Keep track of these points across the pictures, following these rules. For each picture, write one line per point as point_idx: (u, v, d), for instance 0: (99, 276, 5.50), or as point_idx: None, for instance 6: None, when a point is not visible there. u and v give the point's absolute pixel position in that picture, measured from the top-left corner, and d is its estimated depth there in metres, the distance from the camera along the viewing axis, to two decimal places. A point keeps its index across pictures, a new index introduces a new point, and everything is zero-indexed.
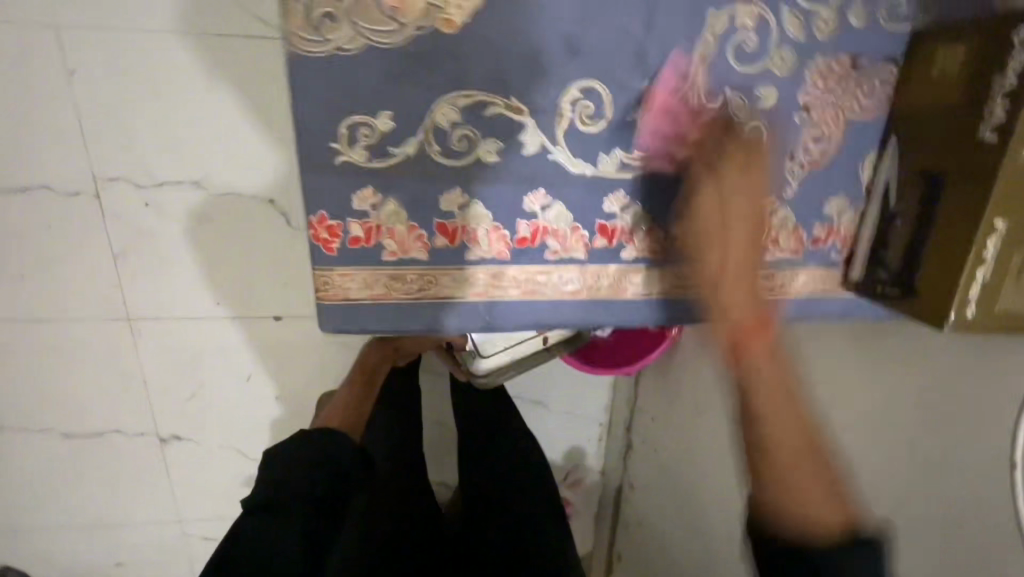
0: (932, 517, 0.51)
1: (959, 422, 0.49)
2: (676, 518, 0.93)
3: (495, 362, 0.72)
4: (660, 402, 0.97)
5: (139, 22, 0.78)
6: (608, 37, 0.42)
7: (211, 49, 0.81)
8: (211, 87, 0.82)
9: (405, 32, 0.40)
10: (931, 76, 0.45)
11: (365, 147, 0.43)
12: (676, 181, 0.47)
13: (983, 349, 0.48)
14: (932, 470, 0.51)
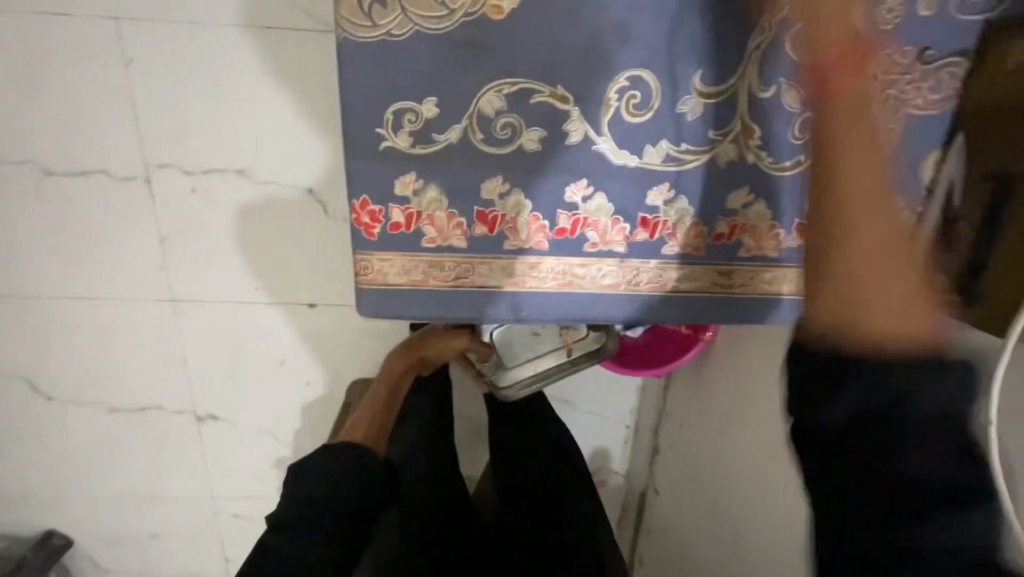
0: None
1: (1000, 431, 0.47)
2: (701, 520, 0.90)
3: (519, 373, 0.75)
4: (691, 405, 0.95)
5: (193, 12, 0.81)
6: (659, 23, 0.41)
7: (258, 40, 0.82)
8: (257, 77, 0.84)
9: (454, 18, 0.40)
10: (1004, 69, 0.42)
11: (410, 133, 0.43)
12: (723, 175, 0.46)
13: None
14: None
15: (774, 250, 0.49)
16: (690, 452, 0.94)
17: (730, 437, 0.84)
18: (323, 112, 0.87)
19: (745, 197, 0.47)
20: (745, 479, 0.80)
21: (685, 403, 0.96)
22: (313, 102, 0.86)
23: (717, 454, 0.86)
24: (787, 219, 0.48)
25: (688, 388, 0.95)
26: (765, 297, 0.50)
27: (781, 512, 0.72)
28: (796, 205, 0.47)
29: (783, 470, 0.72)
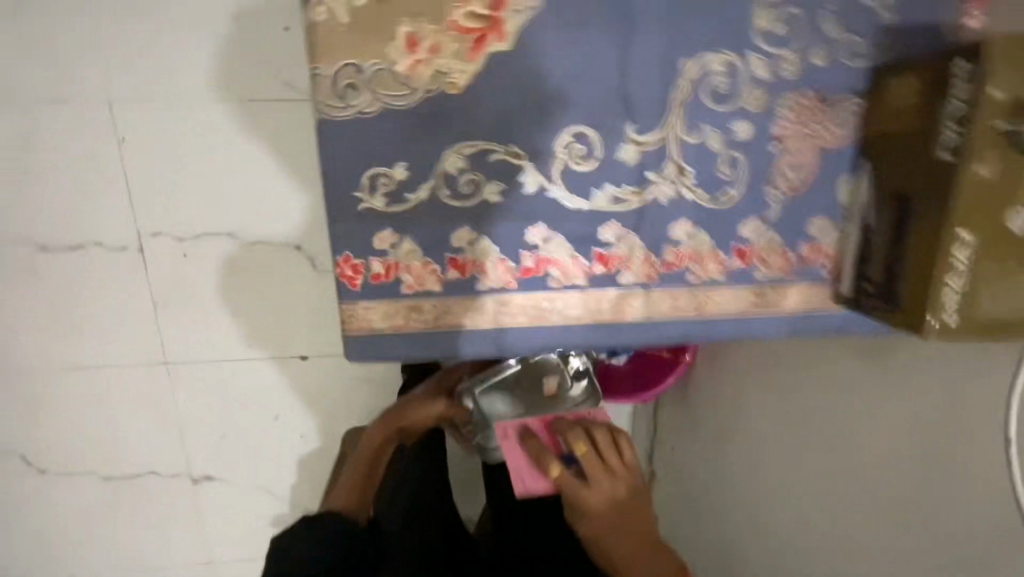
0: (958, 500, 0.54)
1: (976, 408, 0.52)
2: (705, 531, 0.92)
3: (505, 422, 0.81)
4: (681, 424, 0.98)
5: (182, 94, 0.88)
6: (594, 87, 0.48)
7: (245, 114, 0.90)
8: (245, 147, 0.91)
9: (416, 95, 0.46)
10: (893, 106, 0.49)
11: (384, 194, 0.49)
12: (665, 211, 0.52)
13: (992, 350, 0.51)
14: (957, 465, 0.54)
15: (719, 272, 0.54)
16: (685, 467, 0.97)
17: (726, 450, 0.87)
18: (309, 174, 0.93)
19: (687, 228, 0.53)
20: (746, 490, 0.82)
21: (675, 423, 1.00)
22: (300, 166, 0.93)
23: (715, 467, 0.89)
24: (727, 244, 0.53)
25: (678, 409, 0.99)
26: (717, 316, 0.55)
27: (785, 516, 0.75)
28: (733, 233, 0.53)
29: (783, 478, 0.75)
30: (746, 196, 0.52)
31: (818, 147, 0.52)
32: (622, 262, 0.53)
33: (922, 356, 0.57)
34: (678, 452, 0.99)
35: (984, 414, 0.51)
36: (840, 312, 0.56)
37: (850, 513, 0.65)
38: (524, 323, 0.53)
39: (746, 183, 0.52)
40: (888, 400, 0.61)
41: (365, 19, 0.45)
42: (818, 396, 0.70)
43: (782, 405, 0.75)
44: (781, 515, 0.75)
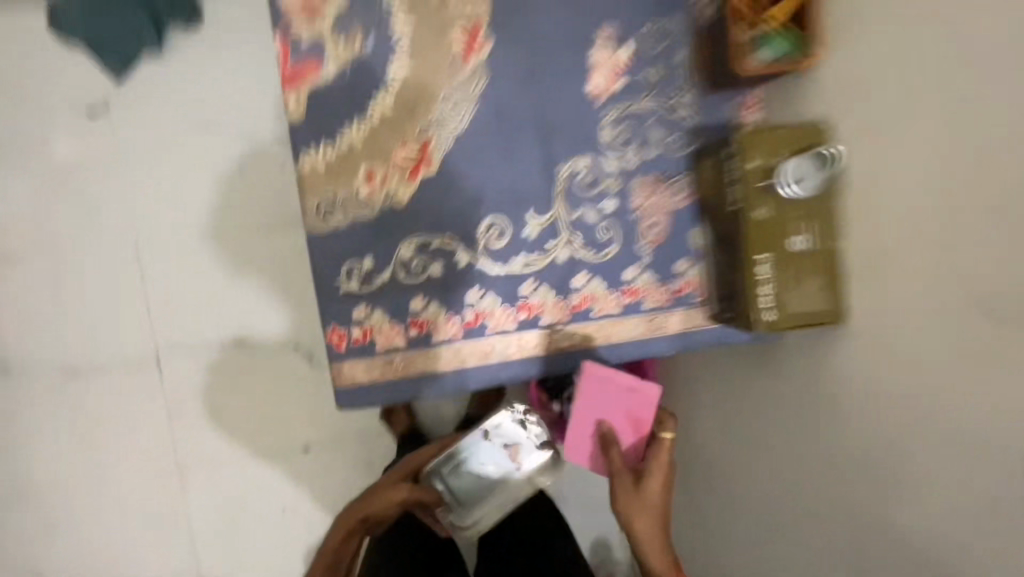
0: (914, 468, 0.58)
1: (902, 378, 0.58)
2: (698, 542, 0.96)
3: (480, 507, 0.84)
4: None
5: (196, 247, 1.19)
6: (496, 188, 0.69)
7: (243, 254, 1.20)
8: (242, 278, 1.21)
9: (374, 208, 0.67)
10: (705, 174, 0.69)
11: (358, 278, 0.67)
12: (565, 267, 0.71)
13: (903, 324, 0.58)
14: (905, 437, 0.58)
15: (615, 307, 0.72)
16: None
17: (704, 462, 0.92)
18: (295, 289, 1.21)
19: (584, 278, 0.71)
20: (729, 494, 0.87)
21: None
22: (288, 285, 1.21)
23: (695, 477, 0.95)
24: (617, 286, 0.72)
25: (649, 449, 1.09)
26: (620, 341, 0.73)
27: (772, 509, 0.78)
28: (619, 279, 0.72)
29: (767, 473, 0.79)
30: (622, 250, 0.72)
31: (668, 209, 0.72)
32: (541, 308, 0.71)
33: (809, 378, 0.70)
34: None
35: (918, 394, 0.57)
36: (712, 325, 0.73)
37: (835, 492, 0.68)
38: (473, 363, 0.70)
39: (620, 240, 0.71)
40: (806, 420, 0.71)
41: (332, 165, 0.66)
42: (775, 392, 0.75)
43: (744, 406, 0.81)
44: (772, 511, 0.79)
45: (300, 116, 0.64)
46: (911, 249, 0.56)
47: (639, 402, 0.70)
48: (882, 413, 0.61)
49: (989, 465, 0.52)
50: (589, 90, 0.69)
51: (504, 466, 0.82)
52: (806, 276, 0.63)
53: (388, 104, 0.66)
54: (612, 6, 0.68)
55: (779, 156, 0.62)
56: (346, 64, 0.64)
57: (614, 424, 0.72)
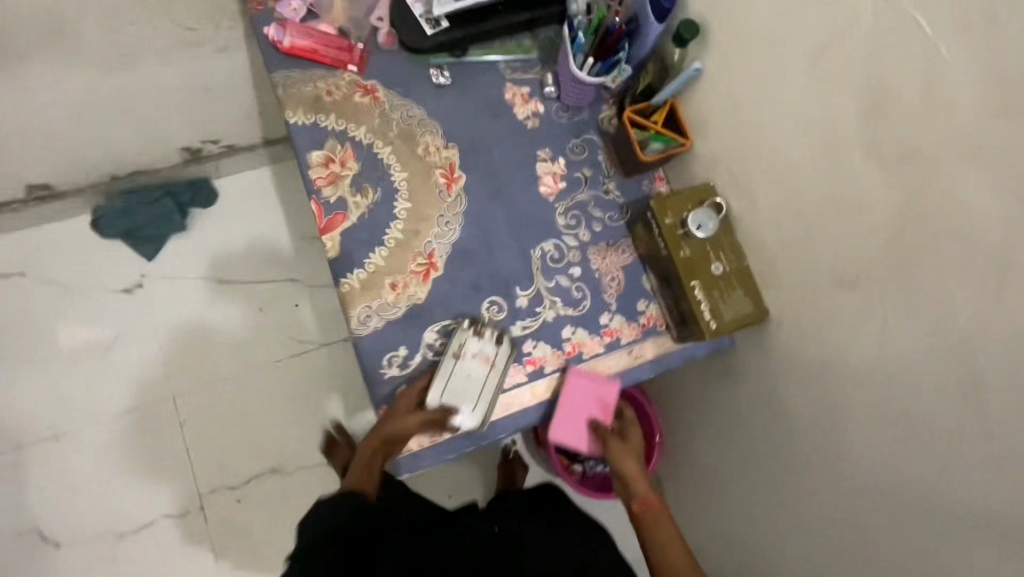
0: (862, 416, 0.75)
1: (828, 346, 0.78)
2: (734, 541, 1.09)
3: (480, 410, 0.86)
4: (680, 468, 1.22)
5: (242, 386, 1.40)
6: (489, 276, 0.90)
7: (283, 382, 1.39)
8: None
9: (399, 307, 0.87)
10: (640, 235, 0.92)
11: (397, 364, 0.86)
12: (553, 324, 0.90)
13: (814, 307, 0.79)
14: (847, 390, 0.76)
15: (600, 347, 0.91)
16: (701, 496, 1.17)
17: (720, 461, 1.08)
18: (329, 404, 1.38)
19: (571, 329, 0.91)
20: (746, 484, 1.02)
21: (680, 491, 1.24)
22: None
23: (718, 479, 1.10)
24: (597, 331, 0.91)
25: (676, 480, 1.24)
26: (612, 373, 0.91)
27: (779, 486, 0.94)
28: (597, 325, 0.91)
29: (768, 454, 0.95)
30: (594, 302, 0.92)
31: (620, 264, 0.94)
32: (544, 361, 0.89)
33: (771, 375, 0.90)
34: (683, 494, 1.23)
35: (837, 358, 0.77)
36: (678, 345, 0.92)
37: (813, 453, 0.85)
38: (502, 417, 0.88)
39: (590, 295, 0.92)
40: (777, 400, 0.90)
41: (363, 282, 0.87)
42: (752, 385, 0.95)
43: (737, 404, 1.00)
44: (779, 489, 0.94)
45: (336, 255, 0.87)
46: (796, 269, 0.80)
47: (608, 389, 0.89)
48: (824, 382, 0.80)
49: (904, 400, 0.68)
50: (541, 194, 0.94)
51: (482, 375, 0.86)
52: (732, 292, 0.85)
53: (399, 231, 0.88)
54: (544, 136, 0.96)
55: (686, 210, 0.86)
56: (364, 211, 0.88)
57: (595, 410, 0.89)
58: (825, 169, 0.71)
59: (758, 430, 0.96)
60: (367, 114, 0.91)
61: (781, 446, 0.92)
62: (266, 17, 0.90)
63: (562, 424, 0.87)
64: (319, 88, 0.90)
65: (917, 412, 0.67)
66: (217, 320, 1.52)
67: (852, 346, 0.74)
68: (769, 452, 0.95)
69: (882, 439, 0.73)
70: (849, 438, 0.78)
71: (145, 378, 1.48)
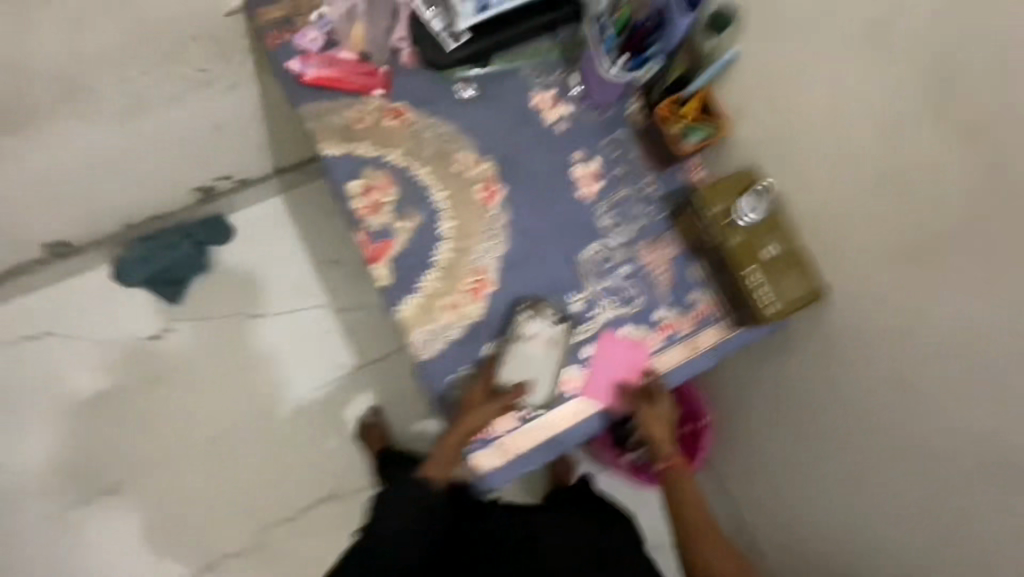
0: (935, 382, 0.76)
1: (890, 317, 0.79)
2: (792, 520, 1.11)
3: (542, 386, 0.87)
4: (727, 455, 1.24)
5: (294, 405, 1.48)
6: (541, 286, 0.90)
7: None
8: None
9: (456, 326, 0.87)
10: (685, 226, 0.92)
11: (462, 384, 0.87)
12: (610, 325, 0.91)
13: (873, 282, 0.79)
14: (915, 360, 0.78)
15: (657, 344, 0.91)
16: (752, 480, 1.18)
17: (774, 441, 1.09)
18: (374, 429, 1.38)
19: (628, 328, 0.91)
20: (805, 463, 1.03)
21: (729, 476, 1.26)
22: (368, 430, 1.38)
23: (771, 460, 1.11)
24: (654, 328, 0.91)
25: (727, 469, 1.24)
26: (673, 367, 0.91)
27: (840, 461, 0.95)
28: (652, 321, 0.92)
29: (827, 431, 0.96)
30: (646, 298, 0.92)
31: (667, 259, 0.93)
32: (604, 362, 0.90)
33: (827, 353, 0.91)
34: (733, 478, 1.25)
35: (902, 329, 0.78)
36: (734, 331, 0.92)
37: (878, 425, 0.87)
38: (570, 423, 0.88)
39: (641, 292, 0.92)
40: (833, 377, 0.91)
41: (418, 306, 0.86)
42: (805, 365, 0.96)
43: (787, 385, 1.01)
44: (842, 464, 0.95)
45: (388, 282, 0.86)
46: (852, 246, 0.80)
47: (638, 354, 0.90)
48: (888, 354, 0.81)
49: (983, 364, 0.70)
50: (580, 197, 0.94)
51: (542, 356, 0.87)
52: (785, 275, 0.85)
53: (446, 251, 0.88)
54: (576, 139, 0.95)
55: (732, 198, 0.86)
56: (410, 235, 0.88)
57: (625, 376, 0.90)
58: (881, 144, 0.72)
59: (817, 410, 0.96)
60: (399, 137, 0.90)
61: (843, 422, 0.92)
62: (287, 50, 0.90)
63: (597, 392, 0.89)
64: (348, 116, 0.89)
65: (999, 376, 0.69)
66: (250, 355, 1.51)
67: (917, 317, 0.75)
68: (830, 430, 0.95)
69: (959, 403, 0.74)
70: (922, 410, 0.79)
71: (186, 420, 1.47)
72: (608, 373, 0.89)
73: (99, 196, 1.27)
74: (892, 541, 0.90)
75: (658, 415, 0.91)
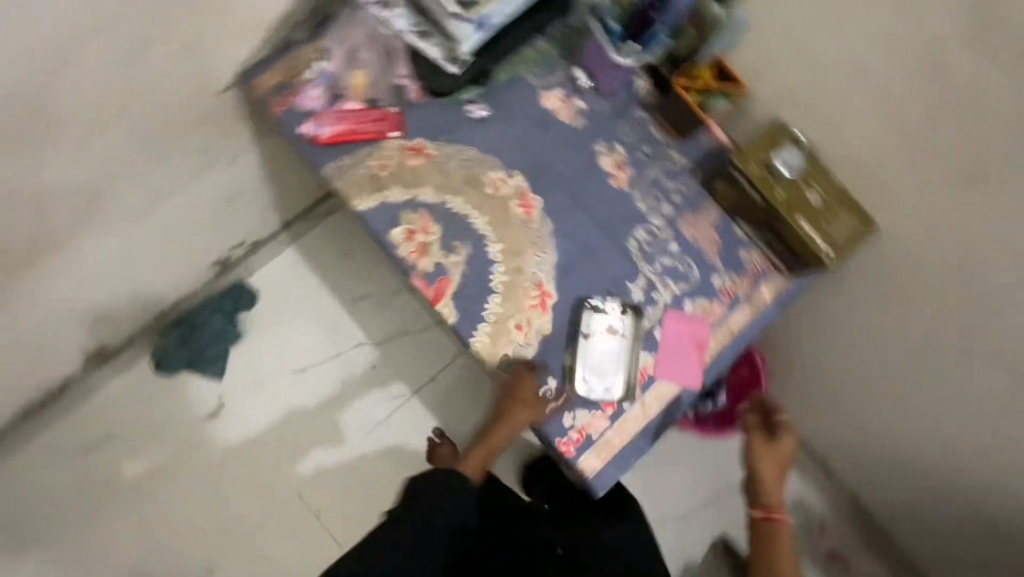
0: (1009, 275, 0.79)
1: (946, 228, 0.82)
2: (881, 435, 1.14)
3: (622, 377, 0.89)
4: (796, 391, 1.28)
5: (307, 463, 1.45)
6: (600, 282, 0.92)
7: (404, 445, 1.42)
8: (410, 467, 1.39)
9: (531, 342, 0.88)
10: (723, 191, 0.93)
11: (552, 396, 0.88)
12: (675, 304, 0.92)
13: (925, 198, 0.82)
14: (983, 261, 0.81)
15: (723, 310, 0.93)
16: (829, 409, 1.22)
17: (846, 369, 1.12)
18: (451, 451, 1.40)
19: (692, 302, 0.93)
20: (883, 381, 1.07)
21: (802, 411, 1.30)
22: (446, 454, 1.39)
23: (845, 386, 1.15)
24: (716, 296, 0.93)
25: (799, 404, 1.29)
26: (743, 328, 0.94)
27: (922, 369, 0.99)
28: (713, 290, 0.93)
29: (905, 346, 0.99)
30: (701, 269, 0.94)
31: (711, 225, 0.95)
32: (679, 338, 0.91)
33: (887, 275, 0.94)
34: (806, 412, 1.29)
35: (963, 235, 0.81)
36: (792, 280, 0.95)
37: (955, 327, 0.90)
38: (661, 405, 0.90)
39: (695, 264, 0.94)
40: (897, 294, 0.95)
41: (491, 333, 0.87)
42: (864, 291, 0.99)
43: (850, 313, 1.05)
44: (925, 371, 0.99)
45: (456, 318, 0.87)
46: (898, 169, 0.83)
47: (702, 328, 0.92)
48: (953, 261, 0.84)
49: None
50: (614, 186, 0.94)
51: (617, 347, 0.89)
52: (834, 215, 0.88)
53: (502, 273, 0.89)
54: (595, 130, 0.95)
55: (767, 154, 0.89)
56: (464, 267, 0.88)
57: (692, 350, 0.91)
58: (910, 67, 0.75)
59: (888, 329, 1.00)
60: (427, 174, 0.90)
61: (921, 333, 0.95)
62: (295, 114, 0.90)
63: (671, 371, 0.90)
64: (373, 165, 0.89)
65: None
66: (291, 408, 1.45)
67: (974, 220, 0.79)
68: (908, 342, 0.98)
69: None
70: (998, 306, 0.83)
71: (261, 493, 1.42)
72: (679, 351, 0.91)
73: (127, 290, 1.24)
74: (999, 428, 0.93)
75: (771, 467, 0.94)
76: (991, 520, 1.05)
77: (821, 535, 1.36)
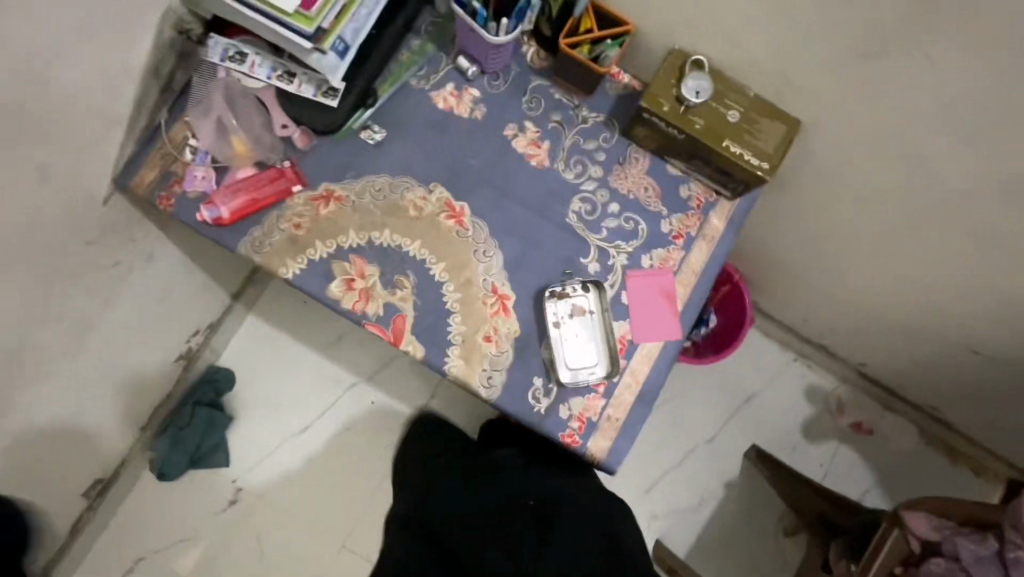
0: (944, 134, 0.78)
1: (872, 106, 0.81)
2: (868, 310, 1.16)
3: (602, 352, 0.88)
4: (778, 292, 1.28)
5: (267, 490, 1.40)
6: (553, 266, 0.89)
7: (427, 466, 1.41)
8: None
9: (504, 349, 0.86)
10: (644, 137, 0.90)
11: (542, 395, 0.86)
12: (632, 263, 0.90)
13: (843, 83, 0.80)
14: (914, 127, 0.80)
15: (680, 253, 0.91)
16: (813, 300, 1.23)
17: (818, 259, 1.12)
18: None
19: (649, 257, 0.91)
20: (856, 260, 1.07)
21: (789, 309, 1.31)
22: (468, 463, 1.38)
23: (823, 275, 1.15)
24: (670, 243, 0.91)
25: (785, 303, 1.30)
26: (705, 265, 0.92)
27: (888, 240, 0.99)
28: (664, 237, 0.91)
29: (866, 223, 0.99)
30: (646, 219, 0.91)
31: (643, 173, 0.92)
32: (645, 296, 0.90)
33: (830, 165, 0.93)
34: (793, 308, 1.30)
35: (889, 109, 0.80)
36: (737, 200, 0.93)
37: (907, 195, 0.90)
38: (648, 367, 0.89)
39: (639, 217, 0.91)
40: (844, 179, 0.94)
41: (462, 354, 0.85)
42: (812, 185, 0.98)
43: (806, 207, 1.04)
44: (892, 241, 0.99)
45: (424, 351, 0.85)
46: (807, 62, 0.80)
47: (664, 278, 0.90)
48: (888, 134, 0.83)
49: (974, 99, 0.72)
50: (536, 167, 0.90)
51: (588, 327, 0.87)
52: (757, 127, 0.86)
53: (453, 292, 0.86)
54: (499, 115, 0.91)
55: (673, 88, 0.85)
56: (413, 298, 0.85)
57: (661, 302, 0.90)
58: None
59: (845, 212, 0.99)
60: (345, 218, 0.86)
61: (876, 207, 0.95)
62: (189, 200, 0.84)
63: (647, 330, 0.89)
64: (286, 229, 0.84)
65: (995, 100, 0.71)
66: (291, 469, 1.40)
67: (896, 91, 0.77)
68: (871, 217, 0.97)
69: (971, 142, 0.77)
70: (938, 165, 0.82)
71: (270, 546, 1.37)
72: (650, 308, 0.89)
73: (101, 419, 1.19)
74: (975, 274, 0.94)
75: None
76: (991, 356, 1.07)
77: (840, 414, 1.40)
